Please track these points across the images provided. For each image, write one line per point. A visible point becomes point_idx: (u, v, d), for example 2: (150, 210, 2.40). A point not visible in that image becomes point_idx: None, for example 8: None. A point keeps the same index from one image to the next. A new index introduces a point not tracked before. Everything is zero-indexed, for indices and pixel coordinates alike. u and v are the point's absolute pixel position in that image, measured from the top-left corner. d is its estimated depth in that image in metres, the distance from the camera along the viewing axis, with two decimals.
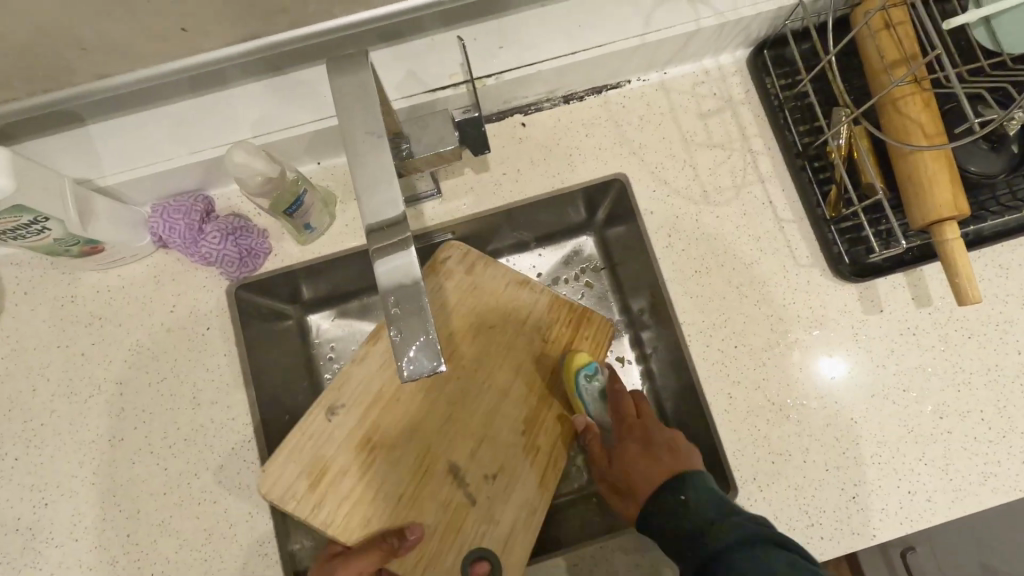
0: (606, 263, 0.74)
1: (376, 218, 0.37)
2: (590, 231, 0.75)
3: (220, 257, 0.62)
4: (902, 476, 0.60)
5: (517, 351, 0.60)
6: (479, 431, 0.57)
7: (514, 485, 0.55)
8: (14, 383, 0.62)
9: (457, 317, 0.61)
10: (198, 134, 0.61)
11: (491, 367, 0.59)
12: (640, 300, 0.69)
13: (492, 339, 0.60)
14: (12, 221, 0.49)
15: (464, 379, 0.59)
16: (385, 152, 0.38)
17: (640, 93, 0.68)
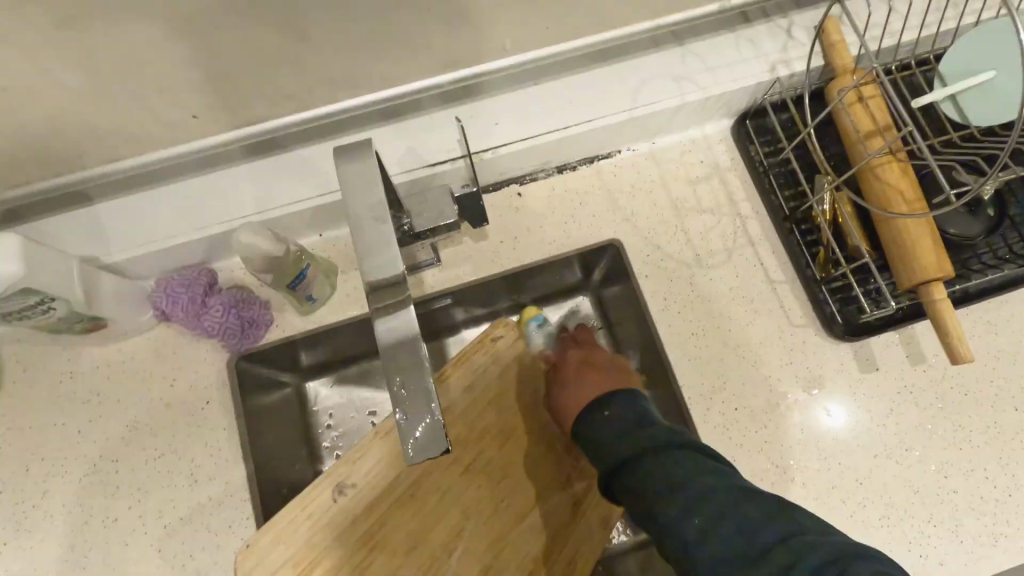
0: (602, 323, 0.73)
1: (377, 280, 0.39)
2: (585, 292, 0.75)
3: (223, 329, 0.63)
4: (913, 540, 0.59)
5: (541, 468, 0.59)
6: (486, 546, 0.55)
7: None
8: (8, 462, 0.61)
9: (485, 414, 0.59)
10: (203, 211, 0.63)
11: (511, 477, 0.58)
12: (637, 358, 0.69)
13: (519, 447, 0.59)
14: (20, 303, 0.50)
15: (481, 484, 0.57)
16: (388, 233, 0.39)
17: (631, 161, 0.71)
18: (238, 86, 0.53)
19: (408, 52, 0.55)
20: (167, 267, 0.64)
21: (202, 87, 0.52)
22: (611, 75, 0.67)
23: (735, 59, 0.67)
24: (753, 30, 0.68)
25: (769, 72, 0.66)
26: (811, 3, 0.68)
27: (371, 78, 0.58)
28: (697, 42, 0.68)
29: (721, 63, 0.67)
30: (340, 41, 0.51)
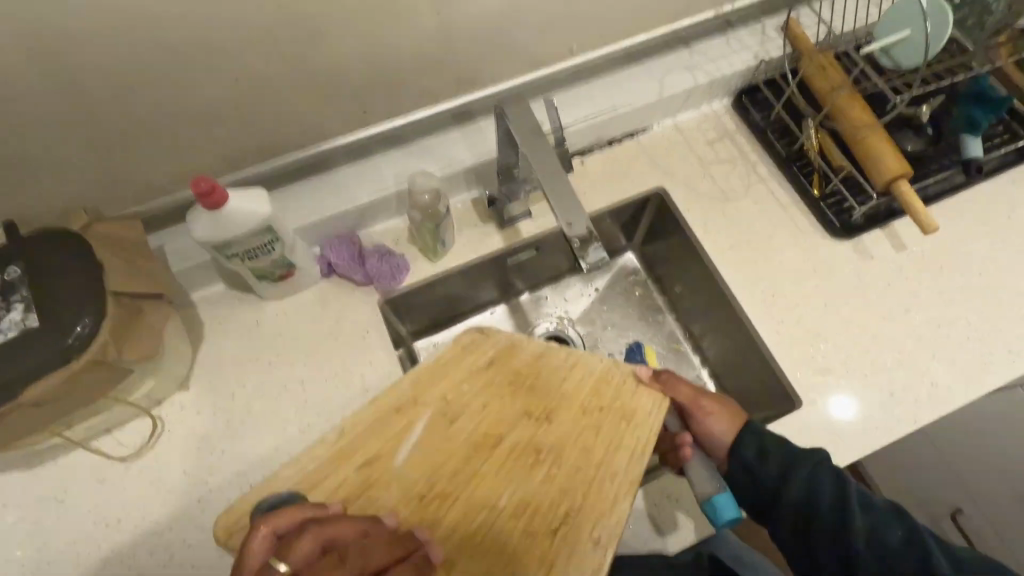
0: (649, 274, 1.00)
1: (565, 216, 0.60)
2: (631, 251, 1.02)
3: (379, 274, 0.82)
4: (923, 373, 0.77)
5: (520, 355, 0.60)
6: (455, 499, 0.52)
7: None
8: (216, 392, 0.77)
9: (605, 436, 0.56)
10: (354, 187, 0.83)
11: (513, 414, 0.57)
12: (677, 288, 0.96)
13: (559, 450, 0.55)
14: (260, 241, 0.68)
15: (534, 481, 0.53)
16: (557, 165, 0.62)
17: (662, 133, 0.94)
18: (396, 83, 0.75)
19: (509, 55, 0.78)
20: (327, 234, 0.83)
21: (373, 84, 0.74)
22: (641, 69, 0.91)
23: (729, 51, 0.92)
24: (738, 31, 0.93)
25: (754, 57, 0.91)
26: (777, 9, 0.94)
27: (480, 76, 0.81)
28: (700, 43, 0.93)
29: (720, 55, 0.92)
30: (469, 46, 0.74)
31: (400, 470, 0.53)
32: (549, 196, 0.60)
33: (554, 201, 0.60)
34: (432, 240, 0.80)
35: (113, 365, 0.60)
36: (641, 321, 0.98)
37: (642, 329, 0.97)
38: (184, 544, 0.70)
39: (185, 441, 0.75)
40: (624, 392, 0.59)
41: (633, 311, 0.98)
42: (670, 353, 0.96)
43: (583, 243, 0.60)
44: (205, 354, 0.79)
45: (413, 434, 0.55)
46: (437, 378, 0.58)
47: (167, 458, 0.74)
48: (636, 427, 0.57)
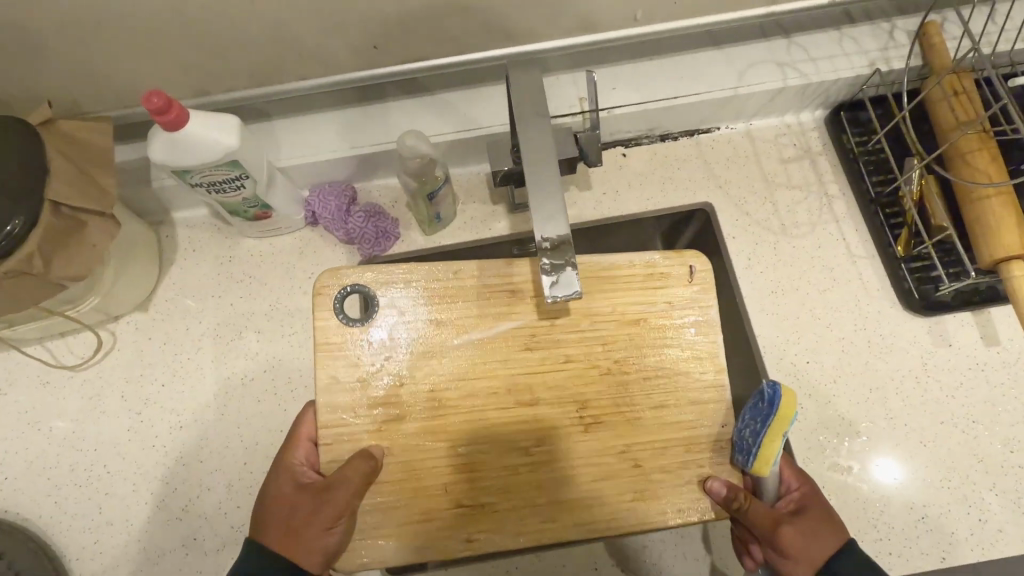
0: None
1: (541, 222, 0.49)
2: None
3: (362, 234, 0.74)
4: (972, 504, 0.62)
5: (671, 346, 0.59)
6: (462, 405, 0.57)
7: (356, 352, 0.57)
8: (171, 321, 0.73)
9: (590, 485, 0.57)
10: (359, 133, 0.74)
11: (576, 395, 0.58)
12: None
13: (558, 457, 0.57)
14: (226, 174, 0.61)
15: (519, 456, 0.57)
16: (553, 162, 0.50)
17: (728, 138, 0.78)
18: (416, 24, 0.64)
19: (552, 10, 0.65)
20: (320, 179, 0.76)
21: (388, 20, 0.63)
22: (721, 55, 0.75)
23: (837, 52, 0.74)
24: (856, 29, 0.74)
25: (868, 66, 0.73)
26: (914, 10, 0.74)
27: (520, 31, 0.68)
28: (803, 36, 0.75)
29: (823, 55, 0.74)
30: None
31: (470, 345, 0.58)
32: (533, 198, 0.49)
33: (535, 206, 0.49)
34: (424, 211, 0.71)
35: (41, 279, 0.56)
36: None
37: None
38: (103, 470, 0.67)
39: (130, 364, 0.71)
40: (665, 452, 0.58)
41: None
42: None
43: (554, 262, 0.50)
44: (170, 279, 0.75)
45: (507, 329, 0.59)
46: (583, 307, 0.59)
47: (109, 378, 0.71)
48: (619, 510, 0.56)
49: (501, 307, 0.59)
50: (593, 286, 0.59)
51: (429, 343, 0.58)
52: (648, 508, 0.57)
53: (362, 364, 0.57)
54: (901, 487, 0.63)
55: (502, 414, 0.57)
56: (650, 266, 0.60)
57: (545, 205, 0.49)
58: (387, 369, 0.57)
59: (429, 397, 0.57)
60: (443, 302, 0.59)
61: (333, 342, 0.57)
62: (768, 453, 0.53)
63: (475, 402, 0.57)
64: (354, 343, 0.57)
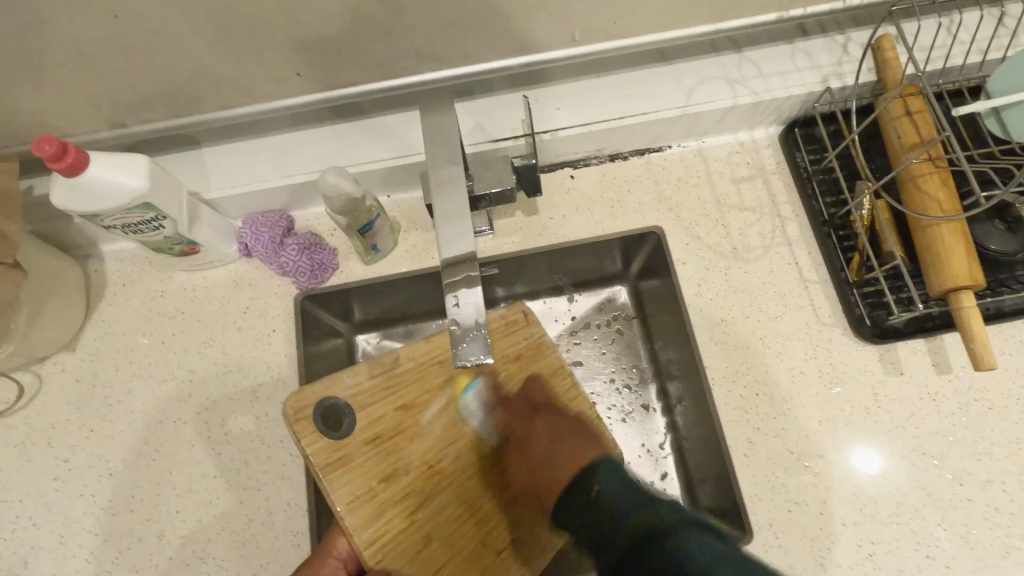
0: (637, 313, 0.78)
1: (452, 255, 0.51)
2: (623, 282, 0.80)
3: (296, 267, 0.71)
4: (921, 540, 0.60)
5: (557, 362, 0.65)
6: (457, 470, 0.59)
7: (352, 460, 0.55)
8: (100, 362, 0.70)
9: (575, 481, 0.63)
10: (292, 161, 0.71)
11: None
12: (669, 350, 0.73)
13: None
14: (140, 216, 0.58)
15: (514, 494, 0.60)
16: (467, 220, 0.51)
17: (680, 157, 0.76)
18: (338, 51, 0.61)
19: (484, 32, 0.61)
20: (254, 208, 0.73)
21: (307, 49, 0.60)
22: (668, 72, 0.72)
23: (789, 68, 0.71)
24: (809, 42, 0.71)
25: (820, 82, 0.70)
26: (869, 22, 0.71)
27: (453, 55, 0.65)
28: (754, 50, 0.72)
29: (775, 71, 0.71)
30: (430, 18, 0.58)
31: (427, 417, 0.59)
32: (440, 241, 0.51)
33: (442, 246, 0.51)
34: (360, 242, 0.68)
35: None
36: (612, 367, 0.76)
37: (610, 376, 0.75)
38: (29, 522, 0.65)
39: (57, 408, 0.69)
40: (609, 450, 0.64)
41: (605, 352, 0.77)
42: (636, 410, 0.74)
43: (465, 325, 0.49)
44: (98, 317, 0.72)
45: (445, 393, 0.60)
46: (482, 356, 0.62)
47: (34, 423, 0.68)
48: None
49: (434, 376, 0.60)
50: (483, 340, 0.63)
51: (400, 428, 0.58)
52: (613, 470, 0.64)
53: (353, 471, 0.55)
54: (847, 523, 0.61)
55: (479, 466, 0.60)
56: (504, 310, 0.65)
57: (453, 246, 0.51)
58: (385, 462, 0.56)
59: (427, 473, 0.58)
60: (391, 392, 0.58)
61: (330, 460, 0.54)
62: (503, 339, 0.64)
63: (461, 461, 0.59)
64: (353, 449, 0.55)
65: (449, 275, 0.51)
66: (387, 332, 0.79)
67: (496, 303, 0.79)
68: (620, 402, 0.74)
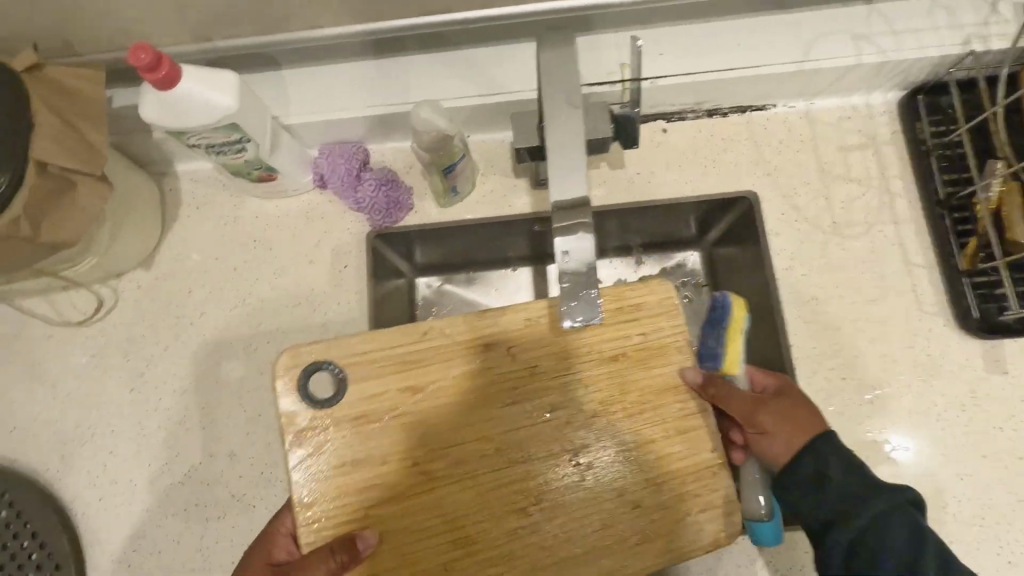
0: (709, 281, 0.73)
1: (562, 201, 0.46)
2: (696, 248, 0.75)
3: (372, 203, 0.69)
4: (1003, 544, 0.58)
5: (649, 377, 0.52)
6: (457, 476, 0.50)
7: (323, 432, 0.50)
8: (174, 282, 0.71)
9: (600, 536, 0.50)
10: (375, 91, 0.67)
11: (563, 444, 0.51)
12: None
13: (559, 514, 0.50)
14: (225, 137, 0.56)
15: (519, 521, 0.50)
16: (581, 167, 0.46)
17: (785, 118, 0.70)
18: None
19: None
20: (331, 138, 0.70)
21: None
22: (787, 21, 0.65)
23: (926, 26, 0.63)
24: None
25: (961, 44, 0.62)
26: None
27: None
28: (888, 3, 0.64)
29: (909, 29, 0.63)
30: None
31: (443, 401, 0.51)
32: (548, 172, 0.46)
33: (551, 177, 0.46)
34: (440, 183, 0.66)
35: (31, 245, 0.53)
36: None
37: None
38: (106, 429, 0.67)
39: (133, 322, 0.70)
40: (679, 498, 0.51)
41: None
42: None
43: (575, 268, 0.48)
44: (173, 237, 0.72)
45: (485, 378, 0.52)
46: (550, 342, 0.52)
47: (111, 336, 0.70)
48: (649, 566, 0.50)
49: (483, 358, 0.52)
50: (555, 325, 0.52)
51: (400, 409, 0.51)
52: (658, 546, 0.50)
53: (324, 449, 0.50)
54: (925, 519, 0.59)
55: (487, 481, 0.51)
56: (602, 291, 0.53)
57: (564, 187, 0.46)
58: (361, 445, 0.50)
59: (409, 469, 0.50)
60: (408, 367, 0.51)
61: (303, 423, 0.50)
62: (741, 320, 0.58)
63: (463, 468, 0.51)
64: (326, 420, 0.50)
65: (558, 219, 0.46)
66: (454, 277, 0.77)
67: None
68: None
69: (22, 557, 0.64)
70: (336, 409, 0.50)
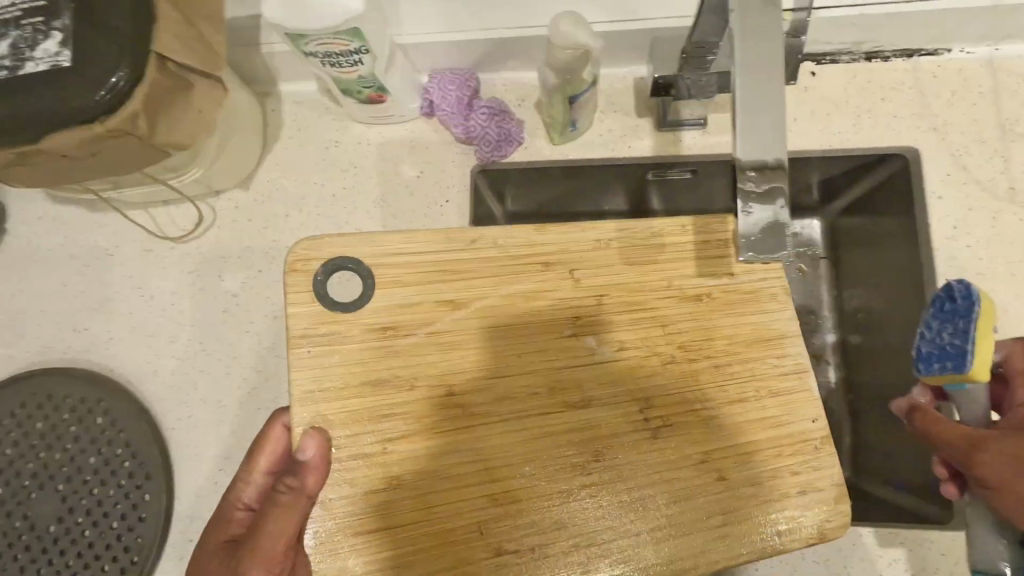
0: (828, 253, 0.67)
1: (753, 157, 0.37)
2: (818, 216, 0.68)
3: (483, 135, 0.64)
4: None
5: (740, 328, 0.47)
6: (503, 418, 0.45)
7: (341, 341, 0.44)
8: (272, 205, 0.69)
9: (660, 502, 0.44)
10: (495, 12, 0.62)
11: (629, 391, 0.46)
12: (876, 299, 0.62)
13: (618, 474, 0.45)
14: (344, 44, 0.52)
15: (578, 487, 0.44)
16: (781, 113, 0.37)
17: (960, 66, 0.60)
18: None
19: None
20: (441, 63, 0.65)
21: None
22: None
23: None
24: None
25: None
26: None
27: None
28: None
29: None
30: None
31: (498, 336, 0.46)
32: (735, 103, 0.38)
33: (740, 114, 0.38)
34: (559, 116, 0.60)
35: (144, 141, 0.51)
36: None
37: None
38: (200, 348, 0.67)
39: (229, 242, 0.68)
40: (776, 471, 0.45)
41: None
42: None
43: (762, 210, 0.38)
44: (272, 160, 0.70)
45: (546, 310, 0.47)
46: (623, 271, 0.48)
47: (207, 255, 0.68)
48: (711, 539, 0.44)
49: (545, 286, 0.47)
50: (642, 255, 0.48)
51: (434, 329, 0.45)
52: (735, 530, 0.44)
53: (369, 389, 0.44)
54: None
55: (538, 424, 0.45)
56: (687, 222, 0.48)
57: (755, 129, 0.37)
58: (393, 365, 0.45)
59: (443, 403, 0.45)
60: (456, 281, 0.46)
61: (319, 334, 0.44)
62: (991, 313, 0.40)
63: (511, 408, 0.45)
64: (351, 330, 0.45)
65: (745, 179, 0.38)
66: None
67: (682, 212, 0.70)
68: None
69: (115, 463, 0.64)
70: (394, 342, 0.45)
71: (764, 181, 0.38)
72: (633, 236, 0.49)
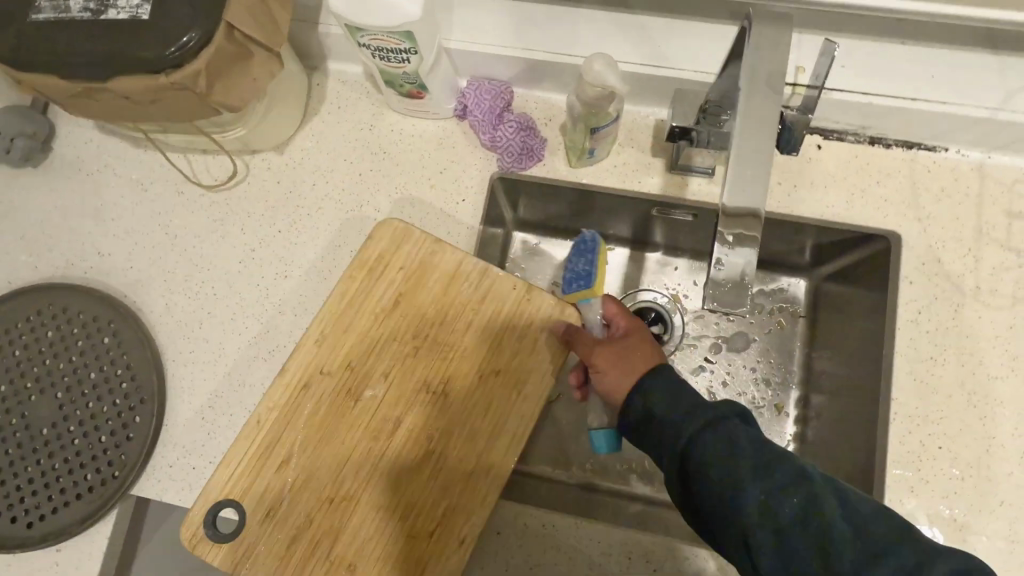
0: (808, 313, 0.72)
1: (733, 208, 0.42)
2: (804, 276, 0.73)
3: (507, 145, 0.69)
4: None
5: (474, 307, 0.58)
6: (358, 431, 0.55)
7: (237, 483, 0.54)
8: (300, 171, 0.73)
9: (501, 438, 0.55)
10: (537, 36, 0.66)
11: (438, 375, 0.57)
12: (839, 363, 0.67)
13: (453, 427, 0.56)
14: (397, 43, 0.57)
15: (431, 450, 0.55)
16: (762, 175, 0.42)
17: (954, 165, 0.65)
18: None
19: None
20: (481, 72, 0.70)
21: None
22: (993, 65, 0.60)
23: None
24: None
25: None
26: None
27: None
28: None
29: None
30: None
31: (327, 378, 0.56)
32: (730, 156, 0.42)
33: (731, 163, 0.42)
34: (580, 141, 0.66)
35: (202, 98, 0.55)
36: (757, 358, 0.70)
37: (753, 367, 0.70)
38: (211, 292, 0.71)
39: (255, 200, 0.73)
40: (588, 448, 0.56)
41: (757, 340, 0.71)
42: (767, 410, 0.69)
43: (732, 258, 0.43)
44: (307, 131, 0.74)
45: (360, 343, 0.57)
46: (404, 310, 0.58)
47: (232, 207, 0.73)
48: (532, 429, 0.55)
49: (336, 375, 0.56)
50: (409, 295, 0.58)
51: (287, 404, 0.56)
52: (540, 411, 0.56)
53: (269, 447, 0.55)
54: None
55: (386, 427, 0.56)
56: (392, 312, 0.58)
57: (737, 191, 0.42)
58: (275, 428, 0.55)
59: (313, 437, 0.55)
60: (296, 411, 0.56)
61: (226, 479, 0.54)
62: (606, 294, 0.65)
63: (362, 421, 0.56)
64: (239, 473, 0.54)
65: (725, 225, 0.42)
66: (552, 237, 0.77)
67: (677, 250, 0.74)
68: (754, 393, 0.69)
69: (113, 382, 0.69)
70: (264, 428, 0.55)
71: (738, 233, 0.42)
72: (399, 284, 0.59)
